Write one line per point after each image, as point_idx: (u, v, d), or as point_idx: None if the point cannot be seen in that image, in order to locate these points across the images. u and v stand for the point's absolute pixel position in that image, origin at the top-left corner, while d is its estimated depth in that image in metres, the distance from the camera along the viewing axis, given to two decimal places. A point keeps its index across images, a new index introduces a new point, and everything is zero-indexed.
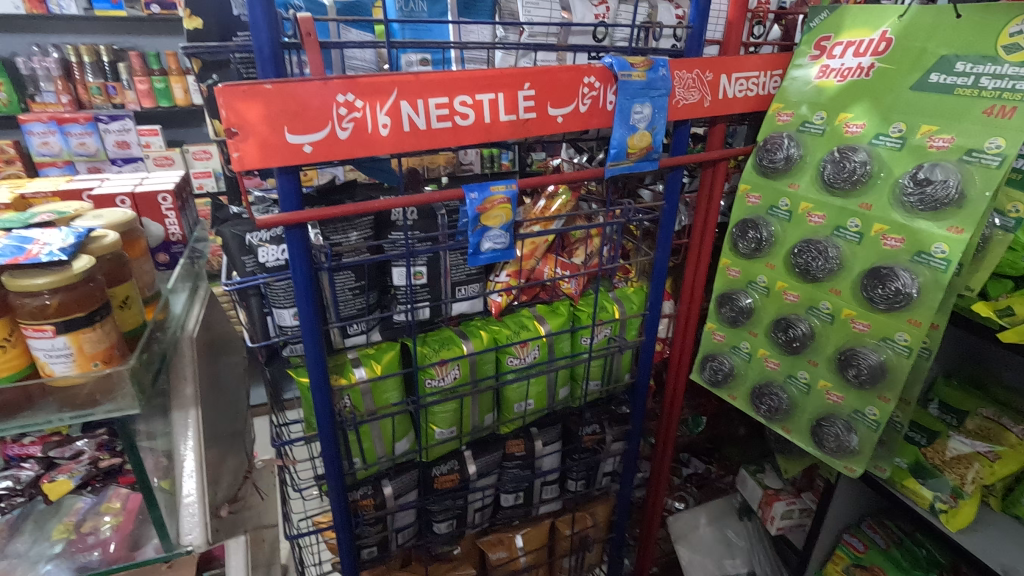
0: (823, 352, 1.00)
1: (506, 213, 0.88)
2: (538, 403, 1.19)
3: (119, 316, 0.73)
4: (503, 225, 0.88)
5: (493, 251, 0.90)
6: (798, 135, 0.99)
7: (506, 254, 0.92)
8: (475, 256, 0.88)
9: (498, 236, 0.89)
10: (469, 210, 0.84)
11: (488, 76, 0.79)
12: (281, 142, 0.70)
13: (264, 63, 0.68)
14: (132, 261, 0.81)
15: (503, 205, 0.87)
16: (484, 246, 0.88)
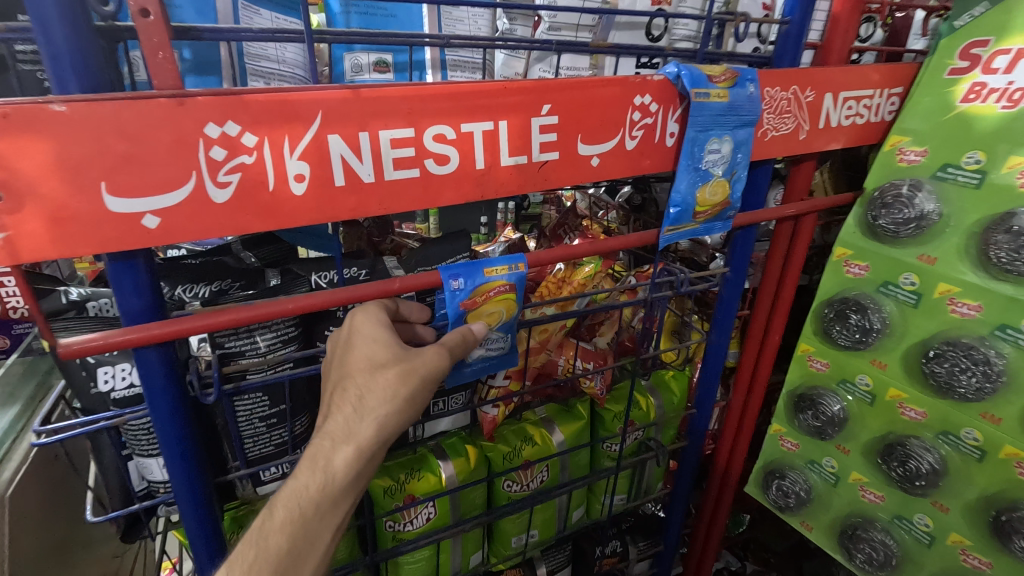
0: (959, 497, 0.70)
1: (508, 307, 0.56)
2: (544, 533, 0.87)
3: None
4: (503, 325, 0.57)
5: (484, 361, 0.59)
6: (935, 183, 0.67)
7: (506, 365, 0.61)
8: (454, 373, 0.57)
9: (496, 341, 0.58)
10: (446, 308, 0.52)
11: (483, 94, 0.47)
12: (96, 210, 0.37)
13: (58, 61, 0.36)
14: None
15: (505, 296, 0.56)
16: (473, 355, 0.57)
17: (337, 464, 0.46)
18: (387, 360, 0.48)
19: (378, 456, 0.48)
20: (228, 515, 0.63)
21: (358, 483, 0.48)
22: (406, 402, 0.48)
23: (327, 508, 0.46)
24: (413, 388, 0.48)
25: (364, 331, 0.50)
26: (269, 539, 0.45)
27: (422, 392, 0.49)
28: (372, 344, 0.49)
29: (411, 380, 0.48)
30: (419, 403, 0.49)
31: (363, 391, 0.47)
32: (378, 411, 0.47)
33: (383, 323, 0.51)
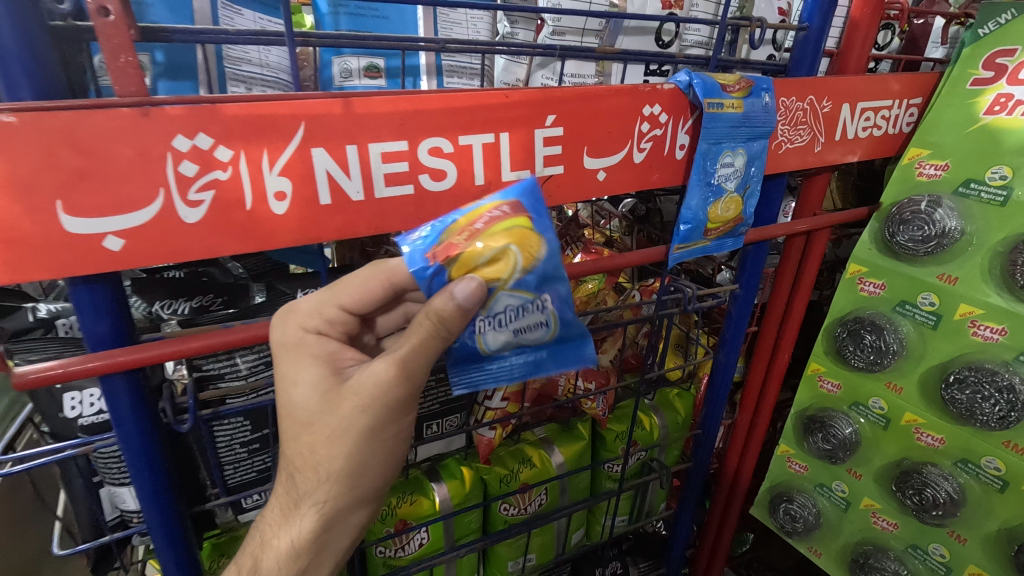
0: (978, 529, 0.67)
1: (518, 242, 0.41)
2: (542, 557, 0.84)
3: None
4: (524, 281, 0.42)
5: (516, 348, 0.47)
6: (957, 200, 0.64)
7: (552, 348, 0.48)
8: (473, 368, 0.47)
9: (519, 316, 0.44)
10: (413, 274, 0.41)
11: (480, 104, 0.44)
12: (50, 230, 0.34)
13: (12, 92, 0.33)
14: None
15: (507, 232, 0.41)
16: (499, 340, 0.45)
17: (273, 550, 0.45)
18: (315, 420, 0.42)
19: (330, 535, 0.47)
20: (206, 543, 0.59)
21: (309, 566, 0.47)
22: (340, 475, 0.44)
23: None
24: (346, 455, 0.43)
25: (289, 359, 0.44)
26: None
27: (363, 456, 0.44)
28: (300, 388, 0.43)
29: (346, 446, 0.43)
30: (362, 471, 0.44)
31: (299, 467, 0.44)
32: (312, 489, 0.44)
33: (316, 348, 0.44)
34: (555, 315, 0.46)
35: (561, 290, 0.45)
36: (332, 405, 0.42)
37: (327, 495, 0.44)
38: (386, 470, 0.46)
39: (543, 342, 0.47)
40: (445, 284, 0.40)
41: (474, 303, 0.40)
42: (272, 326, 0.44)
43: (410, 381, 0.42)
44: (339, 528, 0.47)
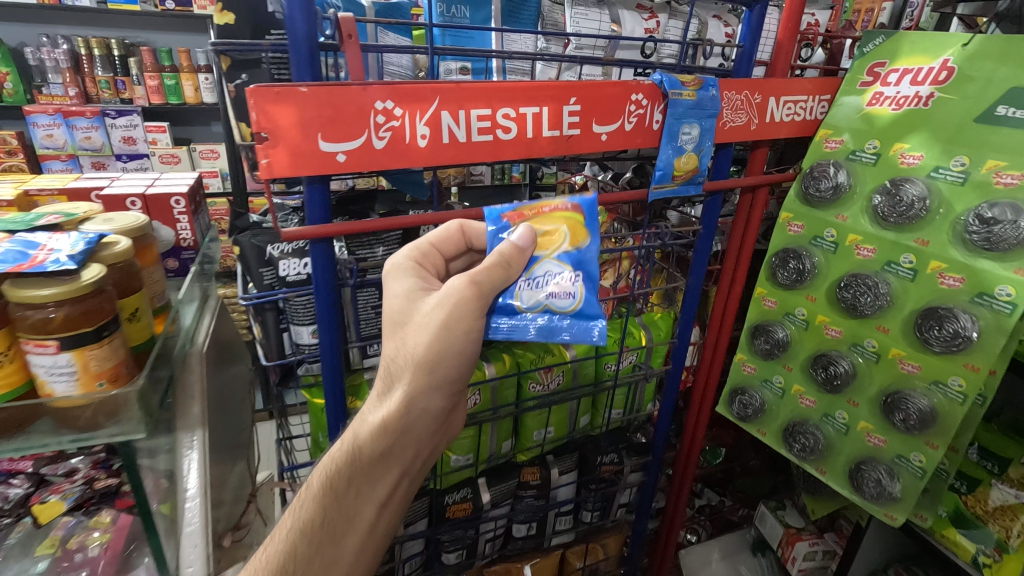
0: (865, 393, 0.96)
1: (567, 224, 0.70)
2: (558, 431, 1.14)
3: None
4: (563, 255, 0.69)
5: (547, 313, 0.68)
6: (848, 164, 0.94)
7: (571, 320, 0.69)
8: (517, 318, 0.67)
9: (556, 281, 0.69)
10: (488, 223, 0.68)
11: (534, 89, 0.74)
12: (315, 149, 0.64)
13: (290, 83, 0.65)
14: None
15: (566, 220, 0.70)
16: (539, 300, 0.68)
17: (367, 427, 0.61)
18: (405, 317, 0.63)
19: (410, 420, 0.62)
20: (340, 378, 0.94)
21: (391, 448, 0.61)
22: (422, 359, 0.61)
23: (365, 468, 0.60)
24: (426, 342, 0.61)
25: (394, 279, 0.67)
26: (304, 510, 0.57)
27: (436, 346, 0.61)
28: (396, 297, 0.65)
29: (426, 334, 0.61)
30: (437, 360, 0.61)
31: (394, 354, 0.63)
32: (400, 373, 0.62)
33: (416, 272, 0.68)
34: (579, 292, 0.69)
35: (586, 275, 0.70)
36: (417, 305, 0.64)
37: (411, 376, 0.61)
38: (455, 367, 0.63)
39: (567, 309, 0.68)
40: (507, 234, 0.68)
41: (526, 244, 0.67)
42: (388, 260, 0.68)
43: (478, 291, 0.62)
44: (417, 416, 0.62)
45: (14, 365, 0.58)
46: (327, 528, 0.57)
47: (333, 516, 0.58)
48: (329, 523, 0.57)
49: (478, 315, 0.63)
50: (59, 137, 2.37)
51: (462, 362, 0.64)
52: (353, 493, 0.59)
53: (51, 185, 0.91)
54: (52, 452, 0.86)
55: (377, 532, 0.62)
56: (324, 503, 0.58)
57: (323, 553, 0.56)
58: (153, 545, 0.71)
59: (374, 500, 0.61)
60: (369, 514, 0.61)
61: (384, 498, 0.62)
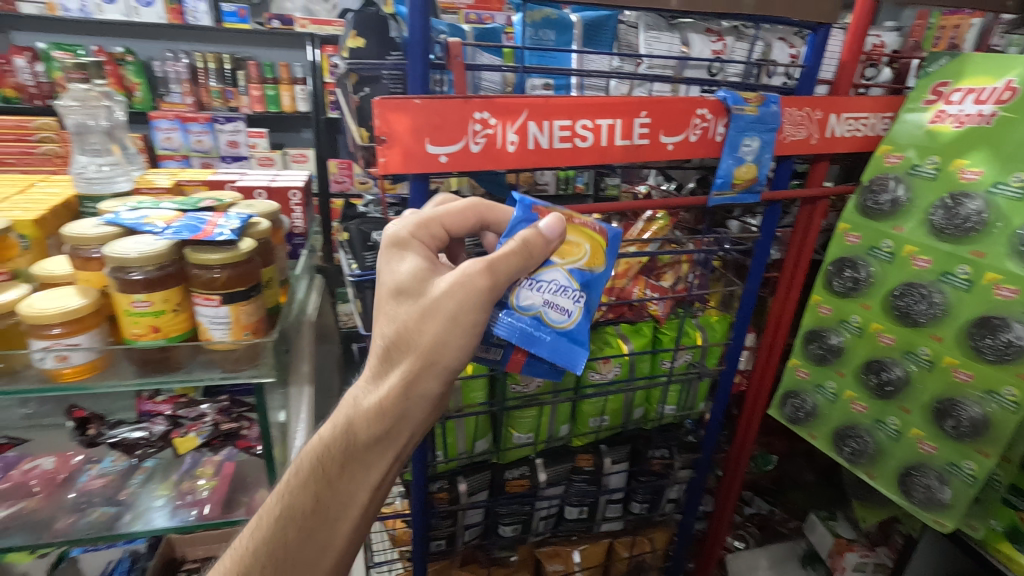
0: (917, 400, 0.99)
1: (589, 244, 0.74)
2: (613, 420, 1.23)
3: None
4: (574, 271, 0.73)
5: (541, 322, 0.72)
6: (908, 178, 0.98)
7: (561, 338, 0.72)
8: (511, 317, 0.71)
9: (559, 293, 0.72)
10: (517, 211, 0.72)
11: (610, 103, 0.84)
12: (423, 150, 0.77)
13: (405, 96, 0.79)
14: (7, 265, 0.77)
15: (591, 239, 0.74)
16: (535, 305, 0.71)
17: (362, 412, 0.63)
18: (407, 297, 0.65)
19: (407, 407, 0.64)
20: None
21: (388, 434, 0.63)
22: (427, 345, 0.63)
23: (360, 454, 0.62)
24: (432, 332, 0.63)
25: (399, 252, 0.69)
26: (296, 494, 0.60)
27: (439, 336, 0.63)
28: (400, 274, 0.67)
29: (433, 322, 0.63)
30: (440, 349, 0.64)
31: (393, 339, 0.64)
32: (401, 360, 0.64)
33: (421, 247, 0.70)
34: (576, 311, 0.73)
35: (586, 298, 0.74)
36: (420, 289, 0.65)
37: (412, 362, 0.63)
38: (455, 357, 0.65)
39: (559, 324, 0.72)
40: (534, 222, 0.71)
41: (552, 235, 0.70)
42: (390, 235, 0.70)
43: (494, 277, 0.64)
44: (415, 403, 0.64)
45: (182, 316, 0.74)
46: (322, 511, 0.60)
47: (325, 502, 0.60)
48: (324, 507, 0.60)
49: (483, 305, 0.64)
50: (176, 139, 2.66)
51: (463, 351, 0.66)
52: (345, 479, 0.61)
53: (196, 177, 1.10)
54: (186, 398, 0.98)
55: (367, 520, 0.64)
56: (319, 487, 0.60)
57: (316, 536, 0.59)
58: (272, 478, 0.83)
59: (368, 486, 0.63)
60: (363, 500, 0.63)
61: (378, 483, 0.64)
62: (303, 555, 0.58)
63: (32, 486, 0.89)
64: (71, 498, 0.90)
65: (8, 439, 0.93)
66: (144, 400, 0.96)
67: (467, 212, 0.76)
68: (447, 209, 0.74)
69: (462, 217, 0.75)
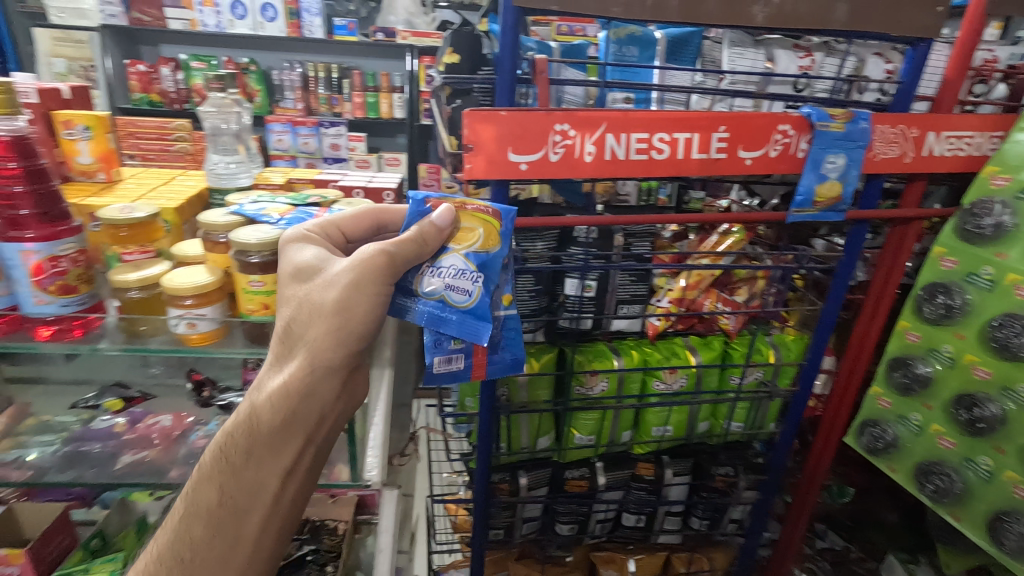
0: (1014, 441, 0.93)
1: (483, 228, 0.77)
2: (676, 432, 1.22)
3: (143, 281, 0.82)
4: (470, 254, 0.75)
5: (442, 303, 0.74)
6: (1014, 203, 0.92)
7: (464, 316, 0.74)
8: (414, 303, 0.74)
9: (457, 276, 0.74)
10: (410, 204, 0.75)
11: (688, 117, 0.86)
12: (506, 159, 0.83)
13: (493, 108, 0.86)
14: (155, 245, 0.91)
15: (484, 224, 0.77)
16: (438, 289, 0.74)
17: (264, 398, 0.64)
18: (304, 282, 0.69)
19: (312, 385, 0.65)
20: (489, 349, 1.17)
21: (293, 418, 0.64)
22: (326, 321, 0.65)
23: (267, 440, 0.64)
24: (331, 309, 0.65)
25: (300, 244, 0.74)
26: (206, 485, 0.63)
27: (338, 311, 0.65)
28: (296, 263, 0.70)
29: (330, 299, 0.66)
30: (342, 324, 0.66)
31: (291, 322, 0.66)
32: (301, 341, 0.66)
33: (318, 240, 0.76)
34: (477, 292, 0.75)
35: (486, 278, 0.76)
36: (317, 273, 0.69)
37: (311, 341, 0.65)
38: (361, 331, 0.67)
39: (461, 304, 0.74)
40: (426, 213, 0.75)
41: (445, 224, 0.73)
42: (286, 235, 0.75)
43: (392, 258, 0.68)
44: (320, 382, 0.65)
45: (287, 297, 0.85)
46: (229, 502, 0.62)
47: (232, 491, 0.62)
48: (231, 497, 0.62)
49: (384, 282, 0.67)
50: (286, 141, 2.88)
51: (367, 325, 0.67)
52: (251, 466, 0.63)
53: (305, 176, 1.23)
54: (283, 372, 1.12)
55: (283, 505, 0.66)
56: (223, 478, 0.62)
57: (225, 527, 0.62)
58: (352, 451, 0.91)
59: (278, 471, 0.64)
60: (274, 486, 0.64)
61: (289, 467, 0.65)
62: (213, 542, 0.61)
63: (153, 438, 1.00)
64: (182, 453, 0.99)
65: (140, 394, 1.09)
66: (249, 371, 1.12)
67: (366, 219, 0.83)
68: (345, 216, 0.82)
69: (360, 224, 0.82)
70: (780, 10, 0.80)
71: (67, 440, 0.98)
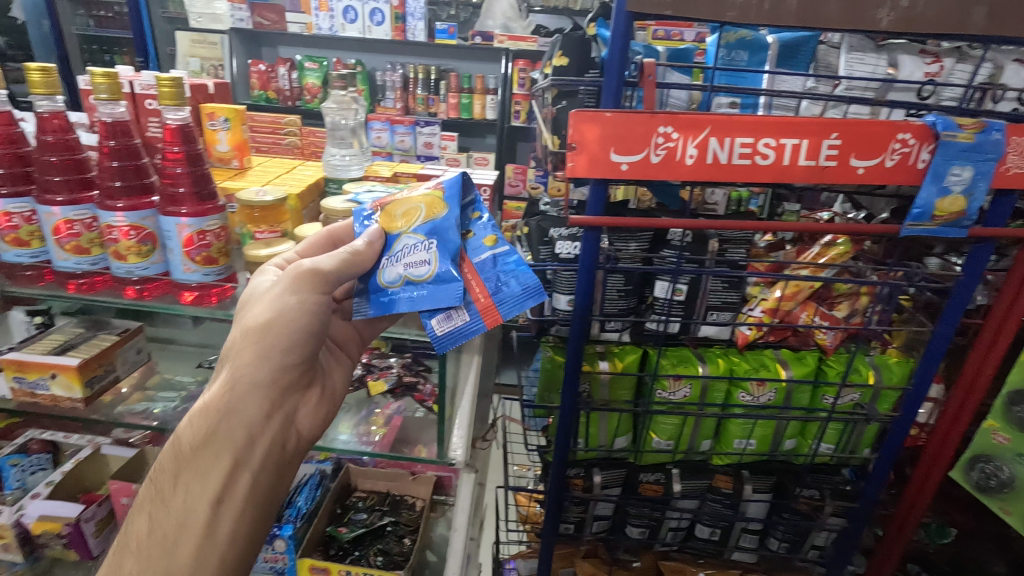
0: None
1: (425, 202, 0.75)
2: (760, 446, 1.19)
3: (272, 257, 0.92)
4: (418, 227, 0.74)
5: (406, 281, 0.73)
6: None
7: (431, 284, 0.72)
8: (382, 297, 0.74)
9: (410, 253, 0.73)
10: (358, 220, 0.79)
11: (797, 123, 0.84)
12: (608, 159, 0.85)
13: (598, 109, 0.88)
14: (281, 226, 1.01)
15: (422, 197, 0.76)
16: (399, 275, 0.73)
17: (191, 422, 0.67)
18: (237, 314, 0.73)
19: (234, 403, 0.67)
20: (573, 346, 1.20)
21: (216, 439, 0.66)
22: (246, 341, 0.68)
23: (194, 466, 0.66)
24: (247, 329, 0.69)
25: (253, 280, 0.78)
26: (142, 513, 0.65)
27: (255, 329, 0.68)
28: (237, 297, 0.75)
29: (249, 319, 0.69)
30: (262, 342, 0.68)
31: (222, 349, 0.71)
32: (225, 364, 0.69)
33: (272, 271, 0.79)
34: (435, 257, 0.72)
35: (441, 242, 0.73)
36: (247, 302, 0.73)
37: (232, 361, 0.68)
38: (283, 344, 0.69)
39: (423, 275, 0.72)
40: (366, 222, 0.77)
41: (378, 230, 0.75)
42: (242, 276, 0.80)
43: (318, 272, 0.71)
44: (242, 399, 0.67)
45: None
46: (157, 532, 0.63)
47: (164, 517, 0.64)
48: (164, 523, 0.64)
49: (304, 299, 0.70)
50: (384, 138, 3.03)
51: (288, 339, 0.70)
52: (180, 491, 0.65)
53: (409, 171, 1.31)
54: (378, 351, 1.20)
55: (218, 535, 0.65)
56: (154, 506, 0.65)
57: (153, 555, 0.63)
58: (440, 431, 0.95)
59: (206, 496, 0.65)
60: (203, 512, 0.65)
61: (218, 491, 0.66)
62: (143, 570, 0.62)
63: None
64: None
65: None
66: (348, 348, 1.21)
67: (321, 242, 0.83)
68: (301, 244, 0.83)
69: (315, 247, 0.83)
70: (907, 14, 0.77)
71: (186, 398, 1.09)
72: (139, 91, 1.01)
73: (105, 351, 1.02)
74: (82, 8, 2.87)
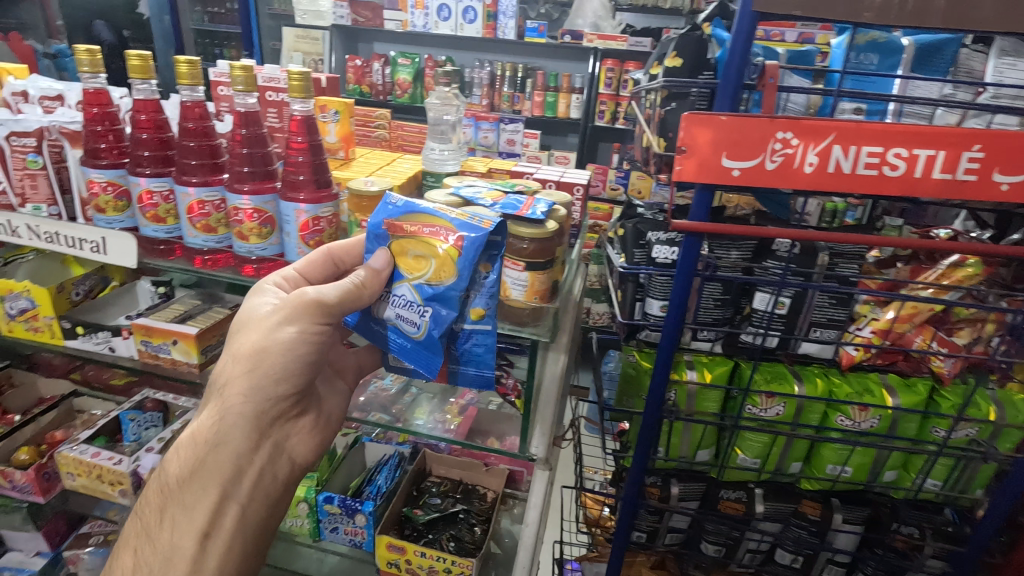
0: None
1: (436, 260, 0.71)
2: (856, 474, 1.12)
3: None
4: (420, 286, 0.72)
5: (395, 327, 0.75)
6: None
7: (413, 346, 0.73)
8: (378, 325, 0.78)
9: (406, 306, 0.74)
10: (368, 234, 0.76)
11: (933, 133, 0.78)
12: (720, 164, 0.83)
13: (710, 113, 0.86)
14: None
15: (434, 255, 0.71)
16: (392, 318, 0.75)
17: (183, 455, 0.77)
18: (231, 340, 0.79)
19: (220, 437, 0.75)
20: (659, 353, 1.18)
21: (205, 471, 0.75)
22: (233, 378, 0.75)
23: (184, 498, 0.75)
24: (232, 365, 0.75)
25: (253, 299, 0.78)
26: (138, 542, 0.76)
27: (239, 367, 0.75)
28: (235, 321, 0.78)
29: (237, 352, 0.75)
30: (249, 380, 0.75)
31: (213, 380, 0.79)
32: (213, 399, 0.77)
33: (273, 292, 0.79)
34: (425, 326, 0.72)
35: (436, 313, 0.72)
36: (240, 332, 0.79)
37: (219, 397, 0.76)
38: (268, 382, 0.76)
39: (411, 334, 0.73)
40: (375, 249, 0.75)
41: (385, 262, 0.73)
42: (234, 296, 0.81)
43: (326, 302, 0.72)
44: (228, 433, 0.76)
45: None
46: (146, 564, 0.73)
47: (156, 548, 0.74)
48: (155, 557, 0.73)
49: (296, 335, 0.74)
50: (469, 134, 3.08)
51: (274, 377, 0.76)
52: (171, 523, 0.75)
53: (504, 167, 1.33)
54: None
55: (204, 563, 0.74)
56: (148, 537, 0.75)
57: None
58: (524, 425, 0.97)
59: (191, 531, 0.74)
60: (189, 546, 0.74)
61: (204, 526, 0.75)
62: None
63: None
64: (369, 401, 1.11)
65: None
66: None
67: (317, 258, 0.82)
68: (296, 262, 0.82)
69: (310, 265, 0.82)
70: None
71: None
72: (265, 84, 1.08)
73: (219, 323, 1.10)
74: (200, 6, 3.10)
